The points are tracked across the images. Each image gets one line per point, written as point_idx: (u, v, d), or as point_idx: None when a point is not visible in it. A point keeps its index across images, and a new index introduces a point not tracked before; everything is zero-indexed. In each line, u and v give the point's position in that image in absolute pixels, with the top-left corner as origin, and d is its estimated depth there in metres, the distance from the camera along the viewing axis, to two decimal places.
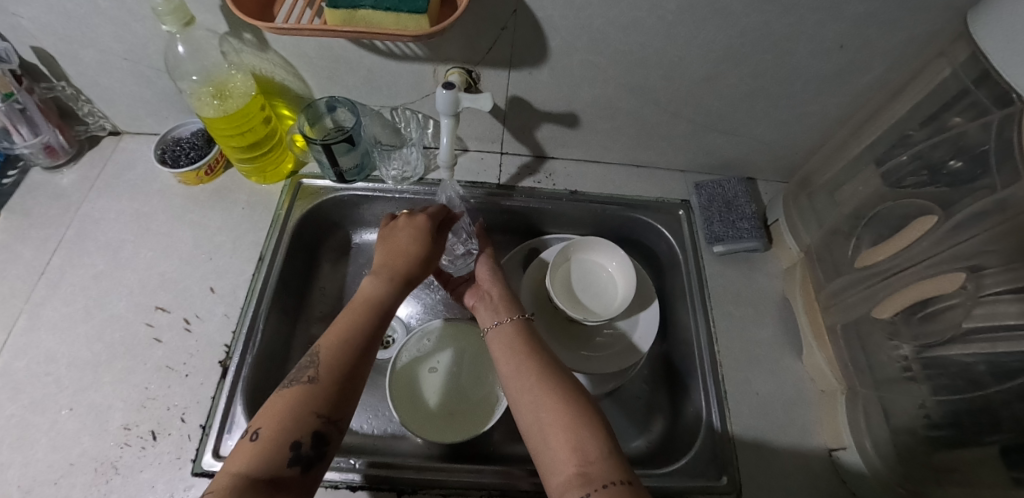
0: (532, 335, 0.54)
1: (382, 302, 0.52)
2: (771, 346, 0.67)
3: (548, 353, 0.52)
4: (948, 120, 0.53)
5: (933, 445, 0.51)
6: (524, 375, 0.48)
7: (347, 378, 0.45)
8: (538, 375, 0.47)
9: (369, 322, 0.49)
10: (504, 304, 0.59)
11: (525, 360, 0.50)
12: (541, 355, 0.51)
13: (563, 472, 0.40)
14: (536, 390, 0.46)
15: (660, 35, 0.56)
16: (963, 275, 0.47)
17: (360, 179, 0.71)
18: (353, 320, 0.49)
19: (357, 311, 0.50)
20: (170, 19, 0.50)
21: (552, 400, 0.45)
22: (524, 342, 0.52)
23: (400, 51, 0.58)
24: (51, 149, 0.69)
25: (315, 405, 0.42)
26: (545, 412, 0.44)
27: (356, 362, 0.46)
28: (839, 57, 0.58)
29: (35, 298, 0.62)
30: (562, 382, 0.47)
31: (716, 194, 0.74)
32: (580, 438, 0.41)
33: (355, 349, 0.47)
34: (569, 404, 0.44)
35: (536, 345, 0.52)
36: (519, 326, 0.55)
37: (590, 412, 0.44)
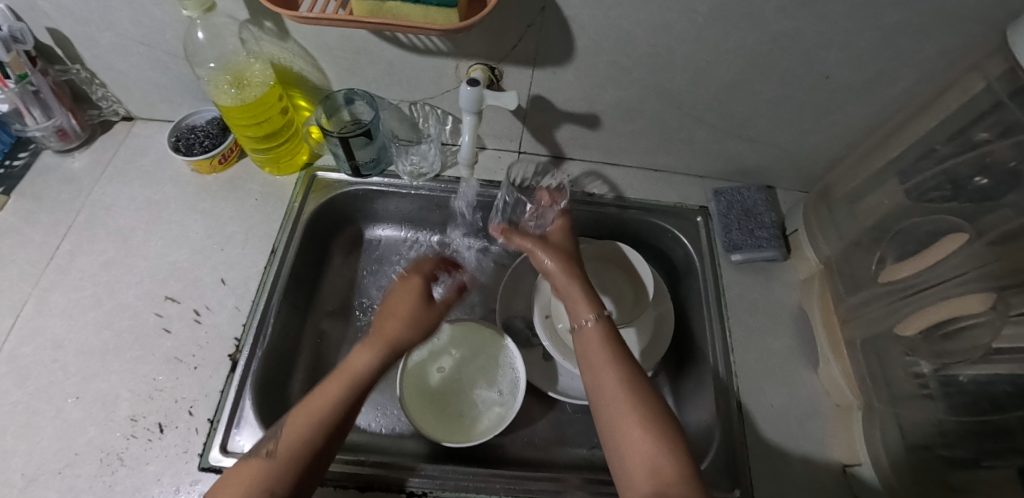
0: (617, 338, 0.51)
1: (365, 385, 0.48)
2: (786, 358, 0.66)
3: (631, 360, 0.49)
4: (976, 135, 0.52)
5: (950, 464, 0.51)
6: (605, 386, 0.46)
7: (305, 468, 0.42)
8: (618, 390, 0.45)
9: (348, 399, 0.46)
10: (580, 297, 0.55)
11: (606, 368, 0.48)
12: (624, 362, 0.48)
13: (639, 489, 0.40)
14: (617, 405, 0.44)
15: (689, 38, 0.55)
16: (993, 294, 0.46)
17: (375, 174, 0.70)
18: (332, 395, 0.46)
19: (338, 388, 0.47)
20: (191, 4, 0.49)
21: (632, 421, 0.43)
22: (609, 346, 0.50)
23: (424, 45, 0.57)
24: (63, 132, 0.68)
25: (266, 485, 0.41)
26: (622, 434, 0.43)
27: (320, 447, 0.44)
28: (870, 67, 0.57)
29: (44, 284, 0.61)
30: (644, 399, 0.45)
31: (735, 202, 0.73)
32: (659, 462, 0.40)
33: (324, 431, 0.44)
34: (649, 427, 0.42)
35: (619, 349, 0.50)
36: (601, 329, 0.51)
37: (668, 432, 0.42)
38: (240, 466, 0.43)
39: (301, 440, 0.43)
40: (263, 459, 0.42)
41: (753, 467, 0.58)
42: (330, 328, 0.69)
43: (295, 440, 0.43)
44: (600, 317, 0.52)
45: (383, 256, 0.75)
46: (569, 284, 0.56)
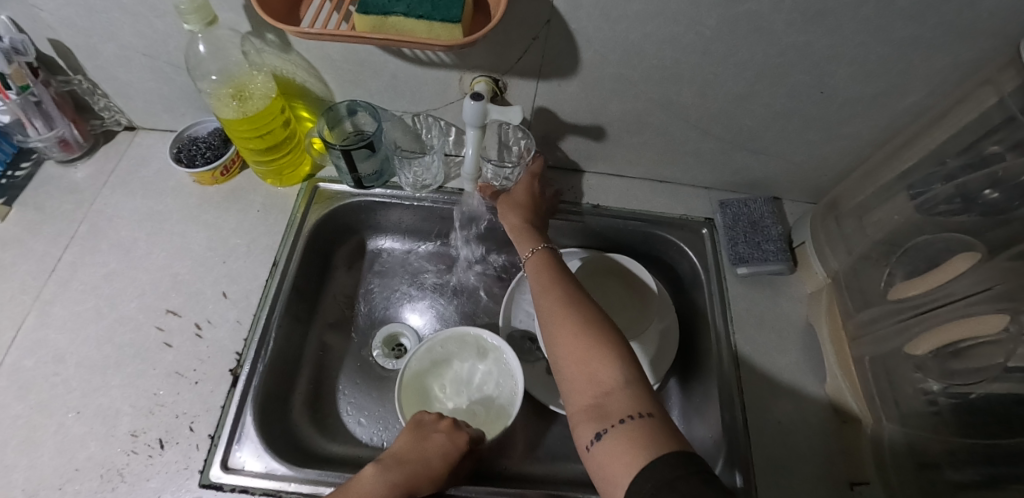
0: (559, 268, 0.55)
1: None
2: (793, 374, 0.65)
3: (571, 286, 0.52)
4: (989, 150, 0.51)
5: (961, 486, 0.49)
6: (549, 310, 0.50)
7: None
8: (559, 310, 0.49)
9: None
10: (526, 235, 0.60)
11: (549, 296, 0.51)
12: (566, 289, 0.51)
13: (584, 404, 0.42)
14: (556, 323, 0.48)
15: (697, 51, 0.54)
16: (1006, 316, 0.45)
17: (378, 186, 0.70)
18: None
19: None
20: (194, 18, 0.49)
21: (571, 332, 0.46)
22: (549, 275, 0.54)
23: (427, 57, 0.57)
24: (65, 143, 0.68)
25: None
26: (562, 346, 0.46)
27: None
28: (880, 81, 0.56)
29: (46, 296, 0.60)
30: (583, 312, 0.48)
31: (741, 215, 0.72)
32: (597, 368, 0.43)
33: None
34: (587, 334, 0.45)
35: (562, 279, 0.53)
36: (544, 258, 0.56)
37: (613, 345, 0.44)
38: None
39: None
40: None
41: (760, 485, 0.57)
42: (333, 340, 0.69)
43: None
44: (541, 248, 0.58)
45: (386, 267, 0.75)
46: (518, 228, 0.61)
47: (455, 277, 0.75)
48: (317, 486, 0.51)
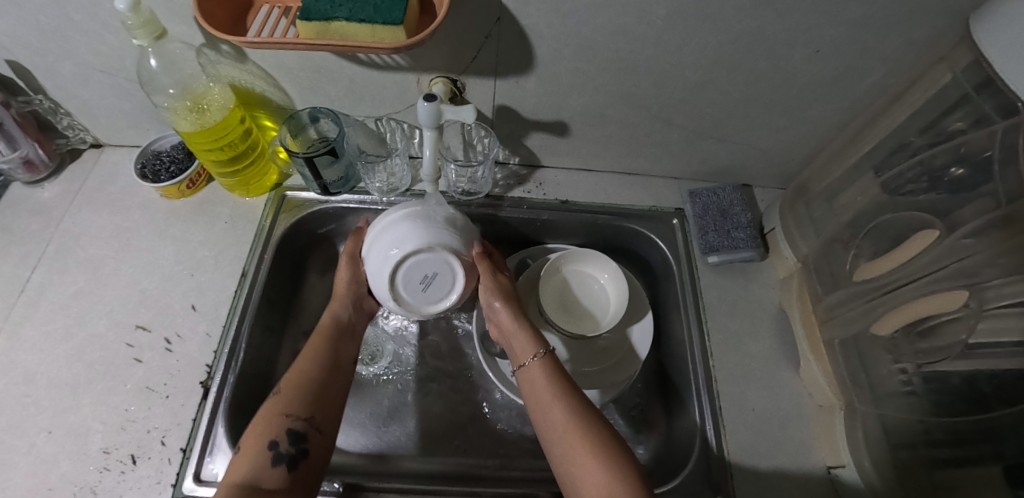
0: (561, 372, 0.52)
1: (340, 330, 0.58)
2: (767, 360, 0.65)
3: (573, 390, 0.50)
4: (949, 127, 0.51)
5: (936, 463, 0.49)
6: (555, 424, 0.47)
7: (318, 397, 0.51)
8: (567, 425, 0.47)
9: (327, 341, 0.56)
10: (524, 336, 0.56)
11: (554, 407, 0.48)
12: (569, 396, 0.49)
13: None
14: (566, 442, 0.46)
15: (650, 42, 0.54)
16: (965, 292, 0.45)
17: (345, 191, 0.70)
18: (315, 343, 0.55)
19: (315, 340, 0.56)
20: (142, 33, 0.48)
21: (584, 452, 0.44)
22: (552, 382, 0.51)
23: (382, 61, 0.56)
24: (30, 163, 0.68)
25: (286, 409, 0.48)
26: (576, 468, 0.44)
27: (324, 382, 0.52)
28: (836, 63, 0.56)
29: (14, 317, 0.60)
30: (593, 427, 0.46)
31: (711, 203, 0.72)
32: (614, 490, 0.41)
33: (318, 368, 0.53)
34: (590, 439, 0.45)
35: (566, 384, 0.51)
36: (546, 365, 0.53)
37: (620, 458, 0.44)
38: (263, 401, 0.50)
39: (304, 376, 0.51)
40: (277, 397, 0.50)
41: (736, 473, 0.57)
42: None
43: (302, 379, 0.51)
44: (543, 353, 0.54)
45: None
46: (516, 328, 0.57)
47: None
48: None
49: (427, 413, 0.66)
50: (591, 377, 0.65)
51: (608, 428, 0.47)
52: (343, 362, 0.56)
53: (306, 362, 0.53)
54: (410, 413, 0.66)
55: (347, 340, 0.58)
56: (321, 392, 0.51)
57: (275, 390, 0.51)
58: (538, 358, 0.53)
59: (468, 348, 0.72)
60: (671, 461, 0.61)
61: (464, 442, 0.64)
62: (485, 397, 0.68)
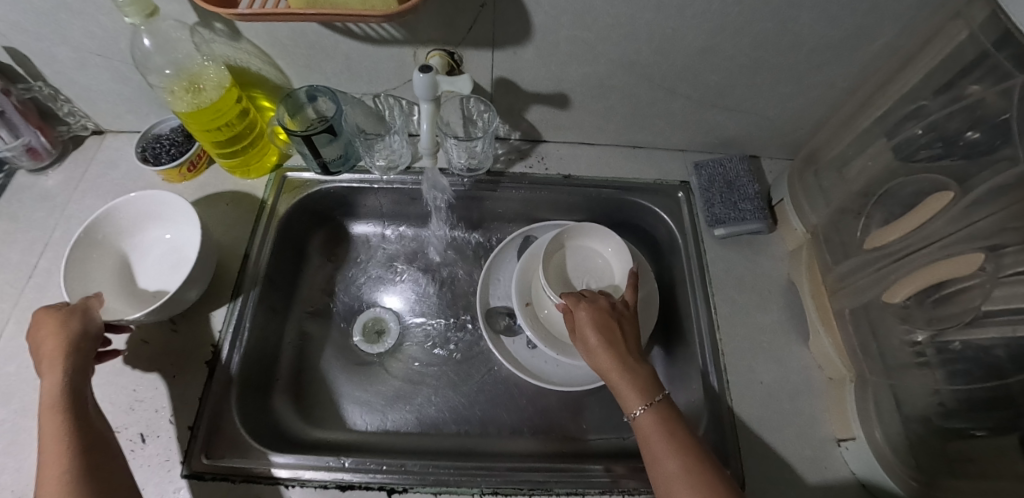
0: (675, 420, 0.48)
1: (76, 404, 0.44)
2: (775, 332, 0.64)
3: (687, 437, 0.46)
4: (964, 88, 0.48)
5: (950, 434, 0.48)
6: (669, 481, 0.44)
7: (100, 484, 0.41)
8: (681, 479, 0.43)
9: (73, 421, 0.43)
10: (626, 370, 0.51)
11: (668, 459, 0.45)
12: (684, 446, 0.45)
13: None
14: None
15: (651, 6, 0.52)
16: (982, 255, 0.43)
17: (345, 171, 0.69)
18: (59, 434, 0.42)
19: (58, 426, 0.43)
20: (132, 10, 0.48)
21: None
22: (666, 437, 0.46)
23: (377, 34, 0.55)
24: (33, 151, 0.68)
25: None
26: None
27: (91, 459, 0.42)
28: (846, 23, 0.54)
29: (22, 303, 0.61)
30: (701, 475, 0.43)
31: (717, 175, 0.71)
32: None
33: (72, 455, 0.41)
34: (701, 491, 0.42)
35: (682, 438, 0.46)
36: (658, 416, 0.47)
37: None
38: None
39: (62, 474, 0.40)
40: None
41: (744, 446, 0.56)
42: (313, 329, 0.70)
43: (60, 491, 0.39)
44: (655, 402, 0.48)
45: (364, 253, 0.76)
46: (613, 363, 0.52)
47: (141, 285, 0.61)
48: (299, 471, 0.52)
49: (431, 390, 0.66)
50: None
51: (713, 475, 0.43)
52: (101, 436, 0.44)
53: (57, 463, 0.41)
54: (416, 390, 0.66)
55: (93, 412, 0.45)
56: (102, 479, 0.41)
57: None
58: (648, 409, 0.48)
59: (472, 326, 0.71)
60: None
61: (469, 420, 0.64)
62: (490, 374, 0.67)
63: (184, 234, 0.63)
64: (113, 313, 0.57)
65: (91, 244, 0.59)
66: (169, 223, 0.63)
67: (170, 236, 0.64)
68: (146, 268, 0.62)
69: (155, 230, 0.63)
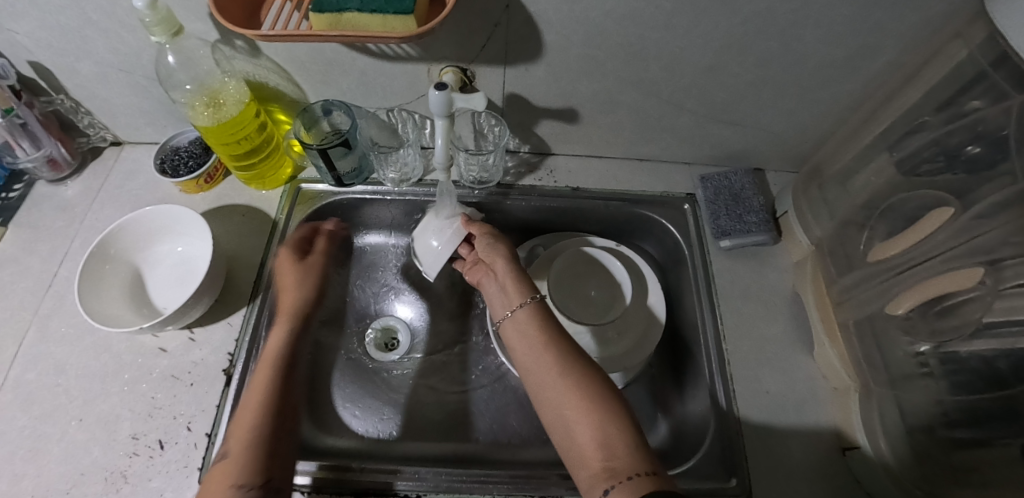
0: (551, 321, 0.53)
1: (284, 360, 0.55)
2: (781, 343, 0.65)
3: (561, 341, 0.50)
4: (965, 106, 0.50)
5: (953, 444, 0.49)
6: (544, 371, 0.47)
7: (277, 442, 0.48)
8: (557, 378, 0.46)
9: (278, 377, 0.53)
10: (513, 287, 0.57)
11: (544, 355, 0.48)
12: (560, 344, 0.50)
13: (590, 465, 0.41)
14: (555, 390, 0.46)
15: (659, 25, 0.54)
16: (982, 269, 0.44)
17: (359, 182, 0.71)
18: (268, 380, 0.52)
19: (263, 376, 0.53)
20: (159, 30, 0.49)
21: (570, 396, 0.45)
22: (541, 343, 0.50)
23: (393, 52, 0.57)
24: (54, 162, 0.70)
25: (234, 478, 0.43)
26: (567, 411, 0.44)
27: (276, 419, 0.49)
28: (848, 43, 0.56)
29: (43, 311, 0.62)
30: (574, 365, 0.47)
31: (722, 188, 0.72)
32: (606, 430, 0.42)
33: (264, 412, 0.49)
34: (574, 382, 0.45)
35: (555, 344, 0.49)
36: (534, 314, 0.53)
37: (598, 394, 0.45)
38: (210, 470, 0.45)
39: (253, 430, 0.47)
40: (225, 462, 0.44)
41: (750, 454, 0.57)
42: (325, 338, 0.71)
43: (255, 434, 0.47)
44: (531, 301, 0.54)
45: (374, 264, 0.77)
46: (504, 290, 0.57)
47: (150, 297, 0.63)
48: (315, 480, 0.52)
49: (442, 398, 0.67)
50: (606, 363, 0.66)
51: (587, 371, 0.47)
52: (292, 404, 0.52)
53: (250, 412, 0.49)
54: (426, 398, 0.67)
55: (294, 373, 0.55)
56: (269, 442, 0.47)
57: (223, 453, 0.46)
58: (524, 314, 0.53)
59: (481, 335, 0.73)
60: (687, 444, 0.62)
61: (478, 428, 0.65)
62: (500, 382, 0.69)
63: (195, 248, 0.65)
64: (121, 323, 0.59)
65: (105, 258, 0.60)
66: (180, 237, 0.65)
67: (182, 249, 0.65)
68: (157, 281, 0.64)
69: (167, 243, 0.65)
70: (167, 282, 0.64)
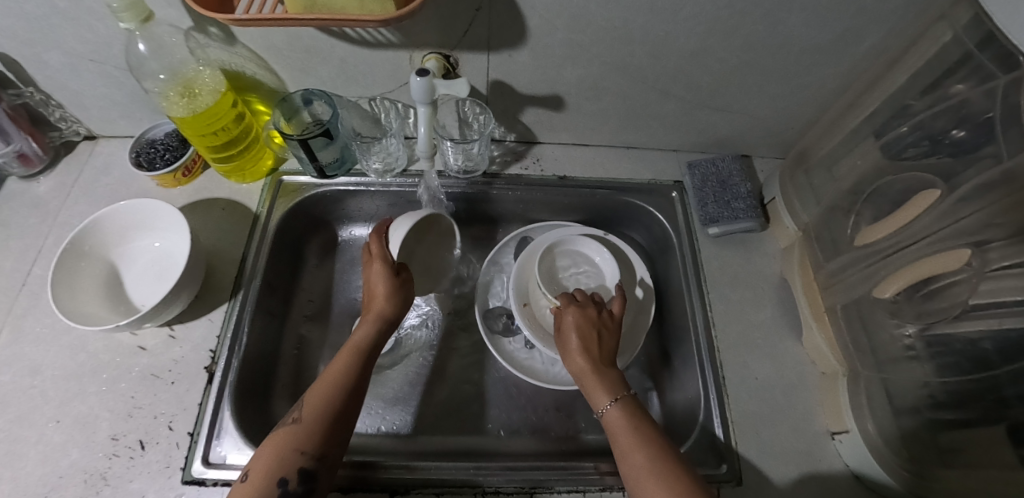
0: (643, 418, 0.49)
1: (367, 350, 0.53)
2: (769, 329, 0.65)
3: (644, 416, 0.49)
4: (949, 88, 0.50)
5: (940, 425, 0.49)
6: (634, 469, 0.45)
7: (349, 412, 0.49)
8: (645, 473, 0.44)
9: (359, 364, 0.52)
10: (604, 381, 0.52)
11: (634, 454, 0.46)
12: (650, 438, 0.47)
13: None
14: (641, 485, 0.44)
15: (644, 9, 0.53)
16: (968, 251, 0.44)
17: (342, 174, 0.70)
18: (344, 366, 0.51)
19: (344, 360, 0.51)
20: (128, 16, 0.48)
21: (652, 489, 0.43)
22: (635, 429, 0.47)
23: (372, 38, 0.56)
24: (25, 157, 0.67)
25: (299, 444, 0.45)
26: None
27: (350, 403, 0.49)
28: (833, 26, 0.55)
29: (17, 311, 0.60)
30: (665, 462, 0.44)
31: (710, 174, 0.72)
32: None
33: (343, 394, 0.49)
34: (663, 477, 0.43)
35: (648, 429, 0.48)
36: (625, 413, 0.49)
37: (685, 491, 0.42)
38: (278, 426, 0.46)
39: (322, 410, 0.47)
40: (294, 425, 0.46)
41: (740, 439, 0.57)
42: (310, 332, 0.70)
43: (332, 407, 0.47)
44: (622, 399, 0.50)
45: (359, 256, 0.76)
46: (587, 371, 0.52)
47: (127, 293, 0.61)
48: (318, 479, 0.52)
49: (431, 392, 0.67)
50: None
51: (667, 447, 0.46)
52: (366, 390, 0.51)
53: (327, 388, 0.49)
54: (414, 391, 0.67)
55: (376, 361, 0.54)
56: (342, 421, 0.48)
57: (292, 416, 0.47)
58: (615, 406, 0.49)
59: (470, 326, 0.72)
60: (678, 431, 0.62)
61: (469, 421, 0.64)
62: (488, 375, 0.68)
63: (173, 243, 0.63)
64: (98, 321, 0.57)
65: (79, 254, 0.59)
66: (157, 231, 0.63)
67: (159, 244, 0.63)
68: (134, 278, 0.62)
69: (144, 238, 0.63)
70: (145, 276, 0.62)
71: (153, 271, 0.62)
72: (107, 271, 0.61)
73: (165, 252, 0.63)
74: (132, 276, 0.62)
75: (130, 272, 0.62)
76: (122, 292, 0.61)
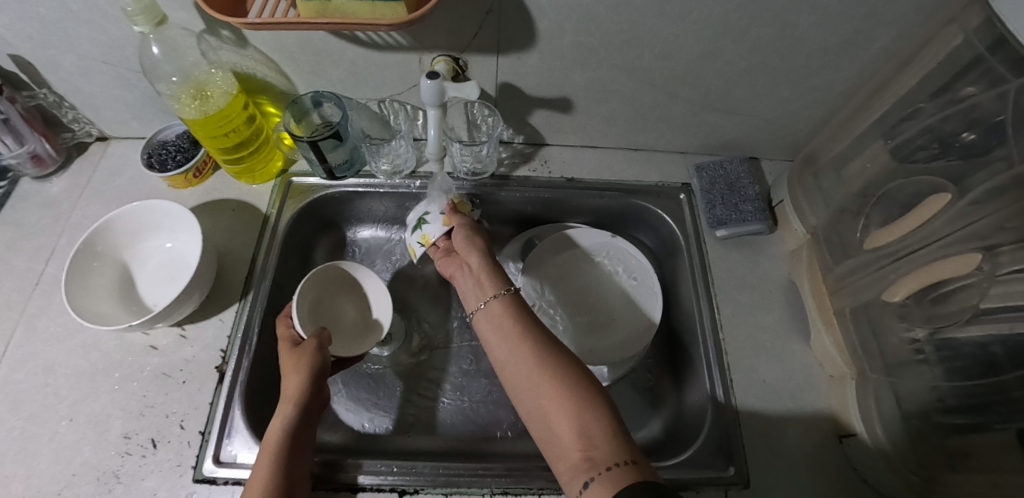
0: (526, 316, 0.48)
1: (292, 440, 0.48)
2: (777, 331, 0.65)
3: (547, 336, 0.46)
4: (961, 91, 0.49)
5: (949, 430, 0.49)
6: (519, 373, 0.43)
7: None
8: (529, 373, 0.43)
9: (283, 460, 0.46)
10: (487, 280, 0.53)
11: (521, 353, 0.44)
12: (535, 340, 0.45)
13: (567, 454, 0.38)
14: (534, 392, 0.42)
15: (653, 12, 0.53)
16: (979, 255, 0.44)
17: (351, 175, 0.70)
18: (265, 466, 0.45)
19: (265, 459, 0.46)
20: (142, 19, 0.48)
21: (547, 390, 0.41)
22: (511, 327, 0.47)
23: (382, 41, 0.56)
24: (39, 158, 0.68)
25: None
26: (547, 409, 0.40)
27: None
28: (843, 29, 0.55)
29: (30, 310, 0.61)
30: (559, 364, 0.43)
31: (718, 177, 0.72)
32: (585, 422, 0.38)
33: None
34: (557, 374, 0.42)
35: (530, 330, 0.46)
36: (506, 304, 0.49)
37: (587, 392, 0.40)
38: None
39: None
40: None
41: (748, 442, 0.57)
42: None
43: None
44: (504, 292, 0.51)
45: (366, 256, 0.76)
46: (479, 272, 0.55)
47: (138, 293, 0.62)
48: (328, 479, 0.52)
49: (439, 392, 0.67)
50: (604, 352, 0.67)
51: (583, 371, 0.42)
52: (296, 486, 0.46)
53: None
54: (422, 392, 0.67)
55: (303, 450, 0.48)
56: None
57: None
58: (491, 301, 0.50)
59: (477, 327, 0.72)
60: (686, 433, 0.62)
61: (475, 422, 0.64)
62: (495, 376, 0.68)
63: (183, 244, 0.64)
64: (110, 320, 0.57)
65: (92, 255, 0.59)
66: (167, 232, 0.64)
67: (170, 245, 0.64)
68: (145, 278, 0.62)
69: (155, 239, 0.64)
70: (155, 277, 0.62)
71: (164, 271, 0.63)
72: (119, 272, 0.62)
73: (176, 253, 0.64)
74: (143, 277, 0.62)
75: (142, 273, 0.63)
76: (133, 292, 0.61)
